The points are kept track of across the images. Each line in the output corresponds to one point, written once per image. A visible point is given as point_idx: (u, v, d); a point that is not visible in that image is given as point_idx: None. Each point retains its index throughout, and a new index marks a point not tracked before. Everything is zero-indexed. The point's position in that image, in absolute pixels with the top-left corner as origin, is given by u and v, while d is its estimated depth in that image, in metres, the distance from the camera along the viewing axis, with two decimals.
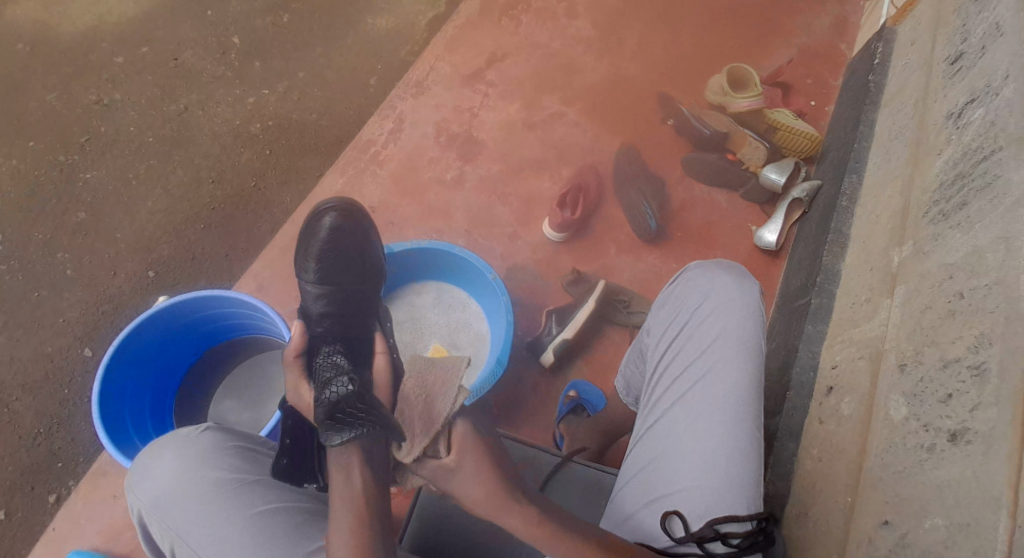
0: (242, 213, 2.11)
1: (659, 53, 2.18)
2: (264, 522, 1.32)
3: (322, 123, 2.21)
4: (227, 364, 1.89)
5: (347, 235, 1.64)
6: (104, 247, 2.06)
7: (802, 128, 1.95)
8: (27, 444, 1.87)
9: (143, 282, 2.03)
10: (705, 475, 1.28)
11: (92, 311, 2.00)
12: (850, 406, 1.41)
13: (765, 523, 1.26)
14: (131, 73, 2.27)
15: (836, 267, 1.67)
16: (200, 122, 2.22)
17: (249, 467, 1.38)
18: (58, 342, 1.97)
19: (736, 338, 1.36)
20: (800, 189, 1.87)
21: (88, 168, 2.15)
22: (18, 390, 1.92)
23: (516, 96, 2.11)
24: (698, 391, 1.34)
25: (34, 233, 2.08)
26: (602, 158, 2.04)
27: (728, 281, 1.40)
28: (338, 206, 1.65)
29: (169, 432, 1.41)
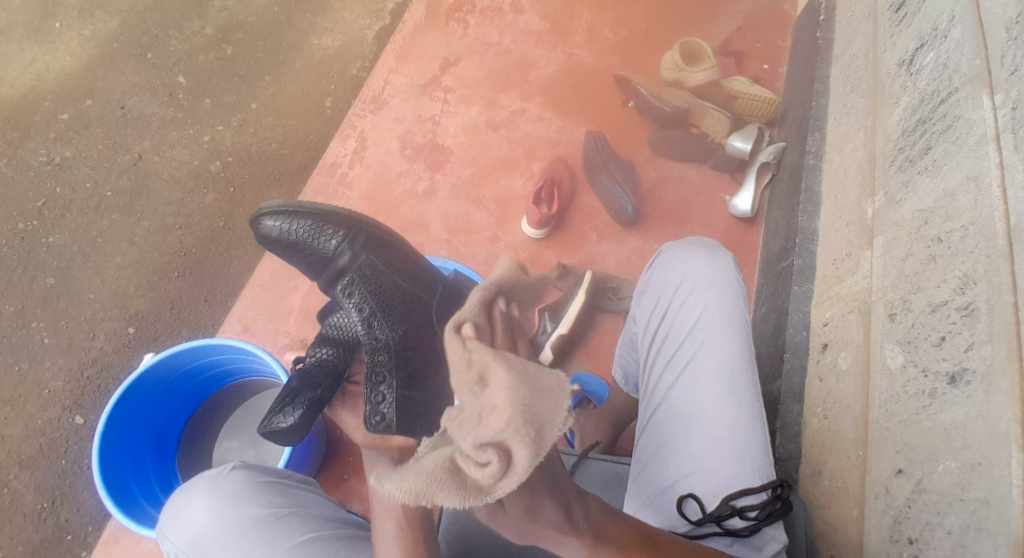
0: (215, 255, 2.10)
1: (609, 35, 2.19)
2: (303, 551, 1.32)
3: (283, 152, 2.20)
4: (224, 410, 1.87)
5: (294, 231, 1.59)
6: (79, 310, 2.04)
7: (758, 93, 1.97)
8: (34, 520, 1.85)
9: (124, 339, 2.01)
10: (711, 454, 1.29)
11: (77, 377, 1.97)
12: (847, 360, 1.43)
13: (782, 490, 1.26)
14: (78, 128, 2.24)
15: (812, 226, 1.69)
16: (156, 168, 2.20)
17: (281, 499, 1.38)
18: (47, 414, 1.94)
19: (719, 314, 1.37)
20: (766, 153, 1.89)
21: (50, 232, 2.13)
22: (15, 467, 1.90)
23: (474, 98, 2.10)
24: (691, 372, 1.34)
25: (5, 307, 2.05)
26: (568, 148, 2.05)
27: (704, 259, 1.41)
28: (271, 211, 1.60)
29: (198, 476, 1.41)
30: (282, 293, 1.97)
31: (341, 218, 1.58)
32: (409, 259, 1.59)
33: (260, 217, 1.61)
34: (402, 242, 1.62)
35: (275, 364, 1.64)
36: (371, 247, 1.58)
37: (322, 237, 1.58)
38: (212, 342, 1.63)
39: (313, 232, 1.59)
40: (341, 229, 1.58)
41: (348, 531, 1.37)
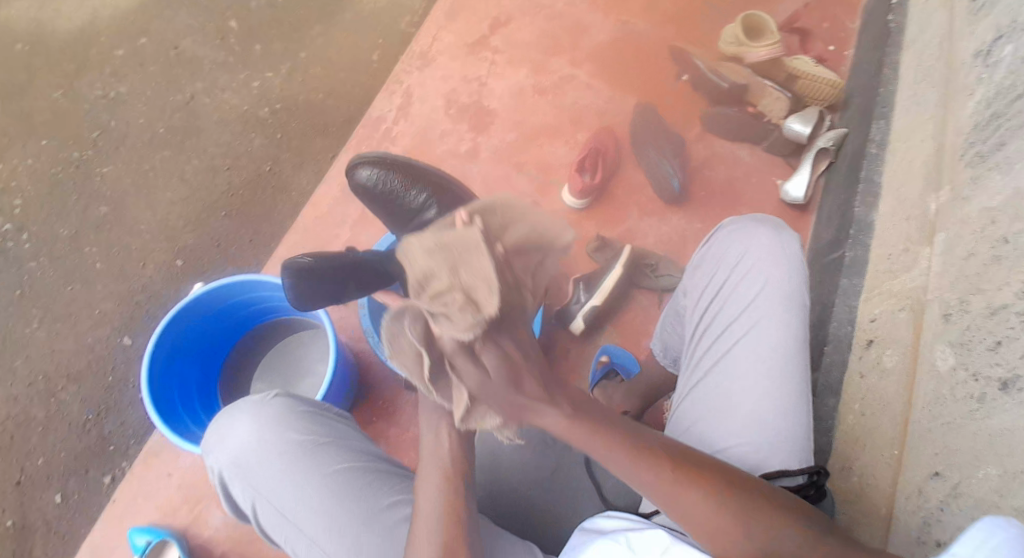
0: (259, 199, 2.09)
1: (668, 4, 2.12)
2: (343, 477, 1.33)
3: (328, 103, 2.18)
4: (262, 349, 1.89)
5: (386, 182, 1.70)
6: (130, 239, 2.06)
7: (823, 76, 1.89)
8: (78, 430, 1.89)
9: (172, 271, 2.03)
10: (753, 433, 1.26)
11: (126, 302, 2.00)
12: (893, 358, 1.39)
13: (818, 477, 1.21)
14: (132, 66, 2.25)
15: (868, 218, 1.63)
16: (207, 110, 2.19)
17: (323, 428, 1.39)
18: (97, 333, 1.97)
19: (778, 292, 1.33)
20: (825, 138, 1.84)
21: (105, 162, 2.15)
22: (63, 379, 1.94)
23: (524, 61, 2.06)
24: (742, 347, 1.31)
25: (59, 230, 2.08)
26: (618, 118, 2.00)
27: (768, 236, 1.37)
28: (367, 161, 1.73)
29: (242, 400, 1.42)
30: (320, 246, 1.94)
31: (434, 176, 1.71)
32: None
33: (356, 166, 1.74)
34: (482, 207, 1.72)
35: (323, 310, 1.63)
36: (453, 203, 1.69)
37: (411, 191, 1.70)
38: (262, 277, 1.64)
39: (400, 185, 1.70)
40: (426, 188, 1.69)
41: (385, 464, 1.38)
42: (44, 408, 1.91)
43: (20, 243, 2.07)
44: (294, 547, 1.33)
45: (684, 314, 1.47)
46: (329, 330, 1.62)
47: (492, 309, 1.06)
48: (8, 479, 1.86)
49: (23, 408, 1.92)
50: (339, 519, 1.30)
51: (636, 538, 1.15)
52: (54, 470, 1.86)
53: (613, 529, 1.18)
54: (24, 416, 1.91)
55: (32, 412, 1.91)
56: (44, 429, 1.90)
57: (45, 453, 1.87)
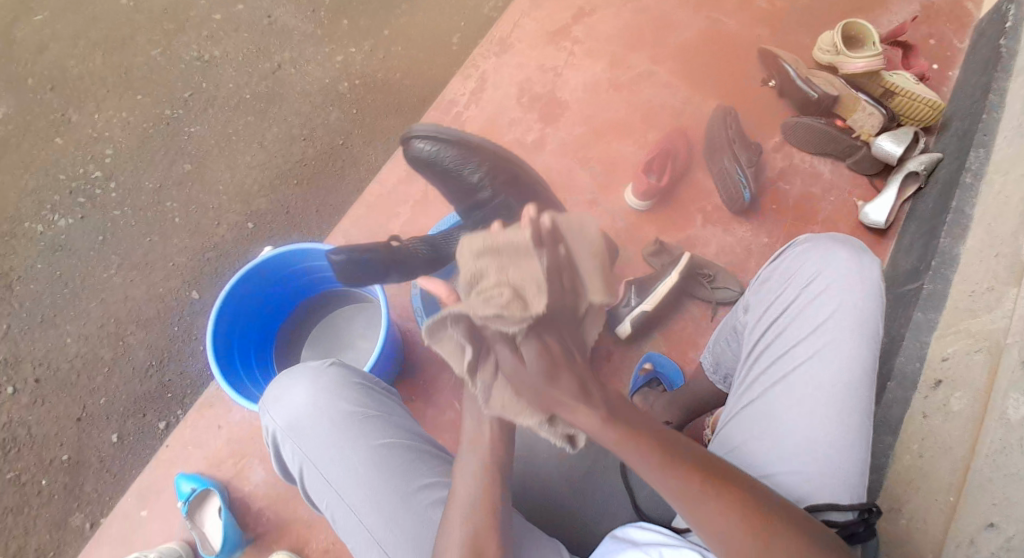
0: (330, 171, 2.10)
1: (760, 8, 2.04)
2: (390, 454, 1.31)
3: (406, 82, 2.17)
4: (313, 320, 1.89)
5: (442, 156, 1.69)
6: (208, 197, 2.09)
7: (924, 94, 1.80)
8: (141, 373, 1.93)
9: (243, 232, 2.05)
10: (805, 462, 1.21)
11: (197, 257, 2.03)
12: (961, 402, 1.32)
13: (869, 515, 1.17)
14: (229, 30, 2.27)
15: (953, 250, 1.53)
16: (292, 81, 2.20)
17: (375, 402, 1.37)
18: (170, 283, 2.01)
19: (849, 318, 1.26)
20: (918, 161, 1.75)
21: (192, 122, 2.18)
22: (132, 324, 1.97)
23: (604, 55, 2.01)
24: (803, 371, 1.25)
25: (146, 182, 2.12)
26: (694, 123, 1.94)
27: (845, 258, 1.30)
28: (423, 134, 1.69)
29: (300, 363, 1.41)
30: (385, 220, 1.92)
31: (490, 154, 1.68)
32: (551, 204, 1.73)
33: (410, 137, 1.72)
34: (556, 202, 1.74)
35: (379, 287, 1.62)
36: (512, 183, 1.70)
37: (466, 168, 1.69)
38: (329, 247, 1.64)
39: (457, 160, 1.69)
40: (484, 164, 1.68)
41: (433, 447, 1.37)
42: (113, 350, 1.95)
43: (107, 191, 2.11)
44: (335, 515, 1.32)
45: (741, 331, 1.40)
46: (383, 309, 1.62)
47: (539, 306, 1.14)
48: (70, 416, 1.91)
49: (91, 348, 1.96)
50: (383, 495, 1.29)
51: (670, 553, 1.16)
52: (115, 410, 1.91)
53: (646, 540, 1.19)
54: (92, 356, 1.95)
55: (100, 353, 1.95)
56: (109, 370, 1.94)
57: (108, 394, 1.92)
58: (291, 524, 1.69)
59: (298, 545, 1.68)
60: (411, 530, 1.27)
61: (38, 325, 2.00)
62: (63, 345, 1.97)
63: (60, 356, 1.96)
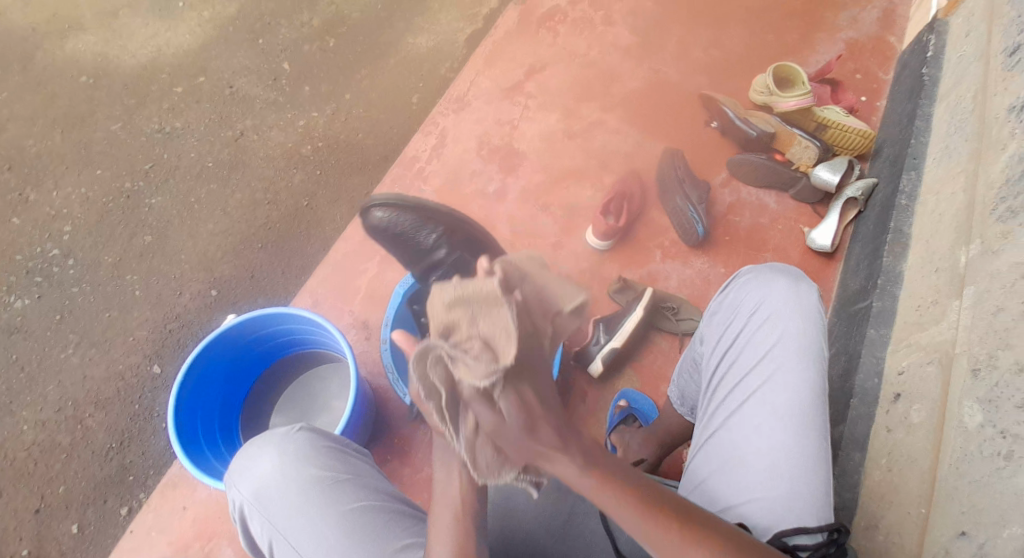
0: (295, 233, 2.13)
1: (701, 54, 2.14)
2: (360, 519, 1.33)
3: (367, 142, 2.22)
4: (282, 383, 1.90)
5: (399, 222, 1.63)
6: (170, 268, 2.10)
7: (855, 125, 1.89)
8: (100, 458, 1.92)
9: (206, 300, 2.06)
10: (769, 487, 1.25)
11: (160, 330, 2.04)
12: (920, 414, 1.37)
13: (839, 534, 1.22)
14: (189, 102, 2.32)
15: (897, 268, 1.61)
16: (255, 146, 2.25)
17: (343, 466, 1.39)
18: (128, 360, 2.01)
19: (795, 344, 1.32)
20: (854, 188, 1.82)
21: (152, 194, 2.20)
22: (91, 406, 1.97)
23: (557, 106, 2.08)
24: (758, 399, 1.30)
25: (103, 256, 2.13)
26: (647, 165, 2.01)
27: (785, 287, 1.36)
28: (379, 202, 1.62)
29: (265, 432, 1.41)
30: (350, 276, 1.96)
31: (445, 217, 1.63)
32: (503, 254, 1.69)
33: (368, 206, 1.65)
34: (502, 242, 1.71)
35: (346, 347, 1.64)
36: (467, 242, 1.65)
37: (423, 232, 1.63)
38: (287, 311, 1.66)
39: (414, 226, 1.63)
40: (440, 228, 1.63)
41: (405, 508, 1.37)
42: (71, 434, 1.95)
43: (65, 267, 2.12)
44: None
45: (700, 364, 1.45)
46: (351, 366, 1.64)
47: (510, 357, 1.11)
48: (29, 507, 1.88)
49: (49, 434, 1.95)
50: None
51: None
52: (74, 499, 1.88)
53: None
54: (50, 442, 1.94)
55: (58, 438, 1.94)
56: (68, 456, 1.92)
57: (66, 481, 1.90)
58: None
59: None
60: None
61: None
62: (20, 433, 1.96)
63: (17, 445, 1.94)
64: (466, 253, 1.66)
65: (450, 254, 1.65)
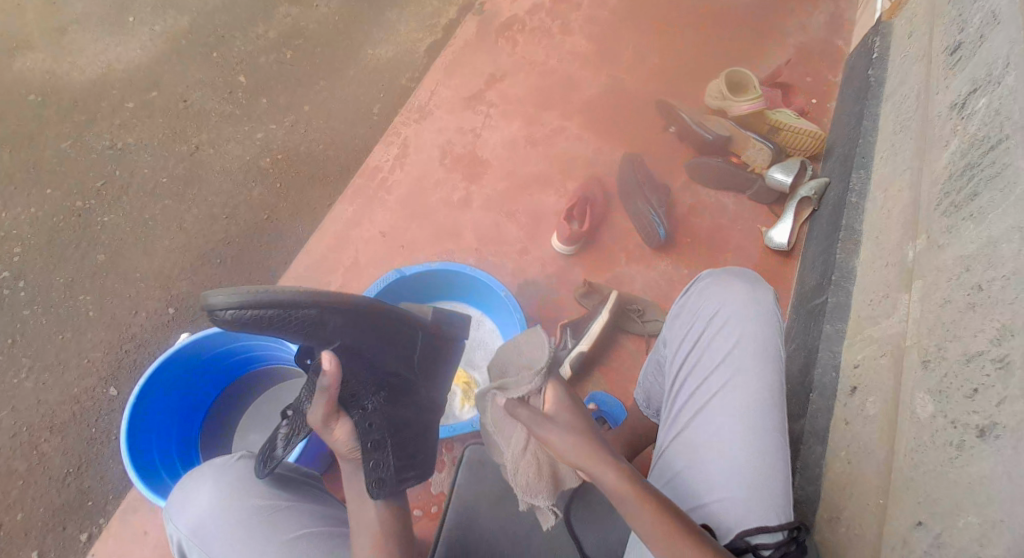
0: (256, 245, 2.12)
1: (656, 60, 2.18)
2: (298, 546, 1.34)
3: (329, 153, 2.22)
4: (247, 398, 1.89)
5: (257, 324, 1.26)
6: (125, 286, 2.08)
7: (806, 127, 1.93)
8: (57, 484, 1.89)
9: (163, 318, 2.05)
10: (732, 487, 1.27)
11: (116, 351, 2.01)
12: (875, 406, 1.41)
13: (799, 532, 1.24)
14: (142, 117, 2.29)
15: (850, 264, 1.66)
16: (211, 160, 2.23)
17: (281, 494, 1.41)
18: (83, 383, 1.98)
19: (754, 345, 1.36)
20: (807, 188, 1.87)
21: (104, 212, 2.17)
22: (46, 431, 1.94)
23: (517, 114, 2.11)
24: (719, 399, 1.33)
25: (55, 277, 2.10)
26: (607, 171, 2.04)
27: (742, 289, 1.40)
28: (224, 307, 1.23)
29: (208, 462, 1.46)
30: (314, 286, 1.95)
31: (317, 305, 1.28)
32: (396, 322, 1.39)
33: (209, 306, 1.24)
34: (391, 309, 1.38)
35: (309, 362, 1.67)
36: (349, 323, 1.32)
37: (291, 327, 1.27)
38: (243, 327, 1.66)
39: (280, 323, 1.26)
40: (314, 317, 1.28)
41: (344, 531, 1.40)
42: (25, 461, 1.91)
43: (15, 290, 2.08)
44: None
45: (664, 366, 1.48)
46: None
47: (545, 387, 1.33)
48: None
49: (3, 461, 1.91)
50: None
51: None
52: (33, 526, 1.86)
53: None
54: (5, 469, 1.91)
55: (13, 465, 1.91)
56: (25, 483, 1.89)
57: (25, 508, 1.87)
58: None
59: None
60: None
61: None
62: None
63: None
64: (356, 335, 1.34)
65: (339, 342, 1.32)
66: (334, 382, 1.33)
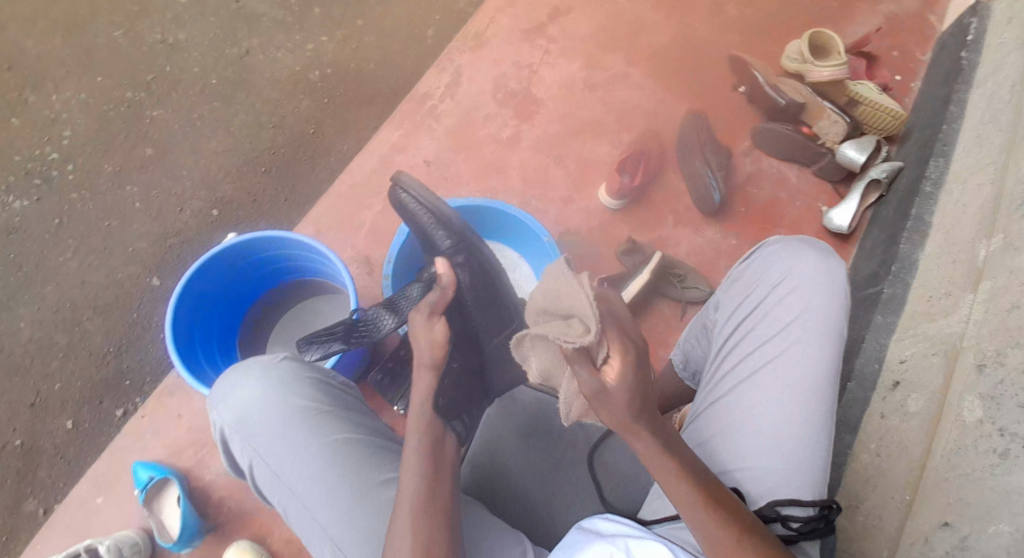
0: (301, 159, 2.09)
1: (734, 13, 2.07)
2: (340, 450, 1.33)
3: (379, 73, 2.16)
4: (278, 311, 1.90)
5: (420, 214, 1.65)
6: (171, 182, 2.08)
7: (885, 103, 1.83)
8: (98, 360, 1.94)
9: (207, 219, 2.05)
10: (769, 457, 1.25)
11: (162, 243, 2.03)
12: (918, 403, 1.38)
13: (829, 511, 1.21)
14: (194, 13, 2.25)
15: (912, 255, 1.61)
16: (259, 67, 2.19)
17: (327, 397, 1.39)
18: (128, 270, 2.01)
19: (817, 317, 1.31)
20: (880, 168, 1.80)
21: (155, 106, 2.15)
22: (90, 310, 1.98)
23: (579, 53, 2.03)
24: (769, 370, 1.29)
25: (103, 165, 2.10)
26: (665, 125, 1.97)
27: (812, 259, 1.34)
28: (406, 185, 1.66)
29: (252, 357, 1.44)
30: (356, 208, 1.93)
31: (466, 228, 1.67)
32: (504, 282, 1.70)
33: (396, 187, 1.68)
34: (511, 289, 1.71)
35: (349, 277, 1.62)
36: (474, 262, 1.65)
37: (440, 233, 1.64)
38: (309, 241, 1.65)
39: (432, 225, 1.65)
40: (458, 235, 1.65)
41: (385, 442, 1.38)
42: (68, 335, 1.96)
43: (65, 172, 2.09)
44: (286, 508, 1.34)
45: (711, 329, 1.44)
46: (353, 299, 1.61)
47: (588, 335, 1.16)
48: (23, 401, 1.92)
49: (47, 334, 1.96)
50: (334, 489, 1.31)
51: (636, 547, 1.15)
52: (71, 395, 1.91)
53: (613, 532, 1.18)
54: (48, 341, 1.96)
55: (55, 338, 1.96)
56: (65, 356, 1.94)
57: (63, 380, 1.93)
58: (257, 509, 1.76)
59: (260, 533, 1.75)
60: (352, 524, 1.28)
61: None
62: (16, 330, 1.97)
63: (13, 341, 1.96)
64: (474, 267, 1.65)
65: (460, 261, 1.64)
66: (450, 282, 1.48)
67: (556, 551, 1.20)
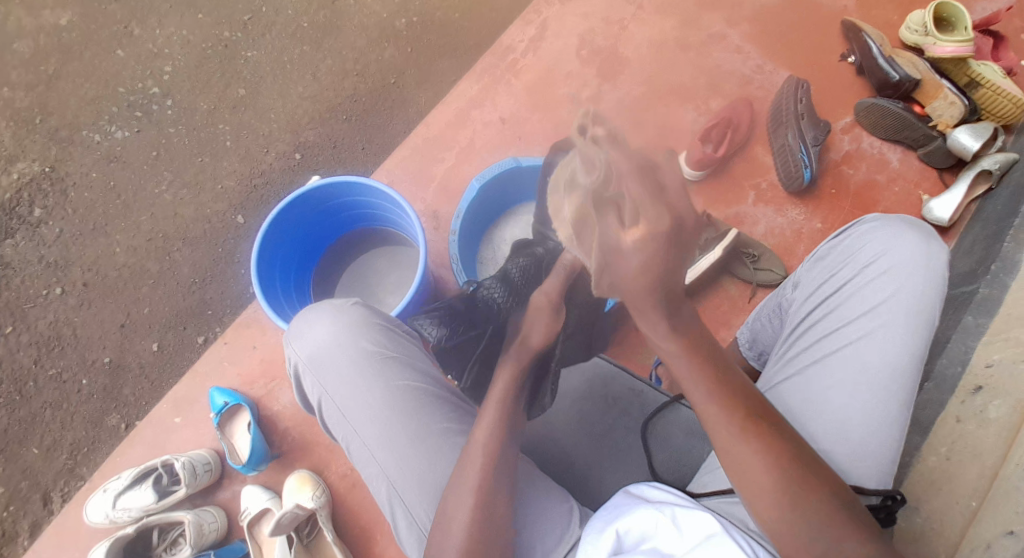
0: (380, 108, 2.08)
1: None
2: (406, 397, 1.32)
3: (463, 25, 2.11)
4: (348, 257, 1.90)
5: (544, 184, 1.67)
6: (258, 123, 2.09)
7: (1009, 89, 1.72)
8: (183, 289, 1.99)
9: (290, 162, 2.05)
10: (834, 441, 1.20)
11: (246, 183, 2.04)
12: (1000, 409, 1.36)
13: (892, 502, 1.16)
14: None
15: (1015, 258, 1.54)
16: (350, 12, 2.16)
17: (395, 343, 1.37)
18: (216, 206, 2.03)
19: (904, 304, 1.23)
20: (992, 159, 1.69)
21: (249, 47, 2.15)
22: (180, 241, 2.02)
23: (673, 12, 1.94)
24: (845, 354, 1.23)
25: (199, 104, 2.12)
26: (760, 96, 1.88)
27: (909, 241, 1.26)
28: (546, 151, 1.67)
29: (324, 299, 1.42)
30: (433, 159, 1.90)
31: None
32: None
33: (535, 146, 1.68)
34: None
35: (418, 221, 1.60)
36: None
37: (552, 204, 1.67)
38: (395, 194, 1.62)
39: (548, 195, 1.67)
40: None
41: (450, 392, 1.36)
42: (157, 262, 2.01)
43: (163, 108, 2.12)
44: (351, 448, 1.34)
45: (786, 309, 1.37)
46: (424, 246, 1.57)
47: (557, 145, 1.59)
48: (114, 321, 1.98)
49: (140, 260, 2.01)
50: (399, 432, 1.30)
51: (682, 514, 1.13)
52: (156, 320, 1.97)
53: (659, 499, 1.16)
54: (140, 267, 2.01)
55: (148, 265, 2.01)
56: (154, 283, 1.99)
57: (151, 305, 1.98)
58: (315, 445, 1.78)
59: (315, 467, 1.76)
60: (422, 470, 1.27)
61: (89, 233, 2.05)
62: (112, 254, 2.02)
63: (108, 265, 2.02)
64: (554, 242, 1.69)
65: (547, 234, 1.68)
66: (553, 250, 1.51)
67: (600, 512, 1.19)
